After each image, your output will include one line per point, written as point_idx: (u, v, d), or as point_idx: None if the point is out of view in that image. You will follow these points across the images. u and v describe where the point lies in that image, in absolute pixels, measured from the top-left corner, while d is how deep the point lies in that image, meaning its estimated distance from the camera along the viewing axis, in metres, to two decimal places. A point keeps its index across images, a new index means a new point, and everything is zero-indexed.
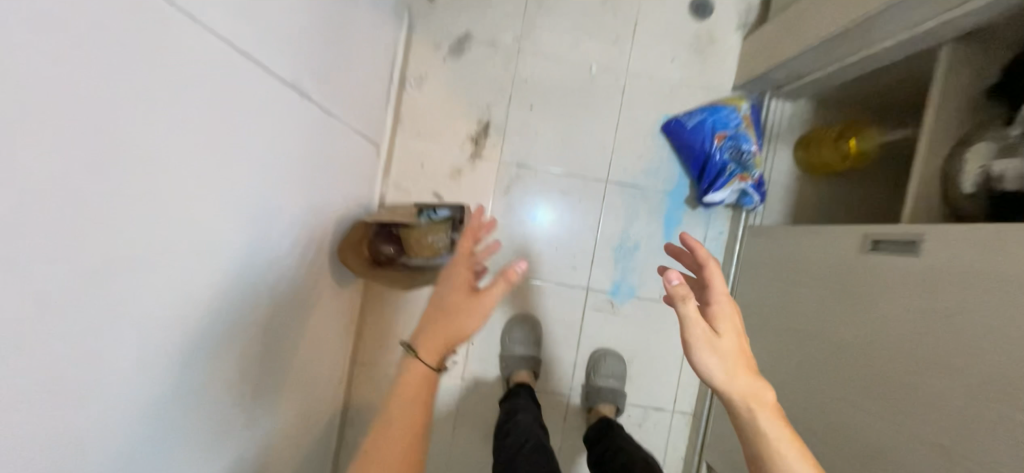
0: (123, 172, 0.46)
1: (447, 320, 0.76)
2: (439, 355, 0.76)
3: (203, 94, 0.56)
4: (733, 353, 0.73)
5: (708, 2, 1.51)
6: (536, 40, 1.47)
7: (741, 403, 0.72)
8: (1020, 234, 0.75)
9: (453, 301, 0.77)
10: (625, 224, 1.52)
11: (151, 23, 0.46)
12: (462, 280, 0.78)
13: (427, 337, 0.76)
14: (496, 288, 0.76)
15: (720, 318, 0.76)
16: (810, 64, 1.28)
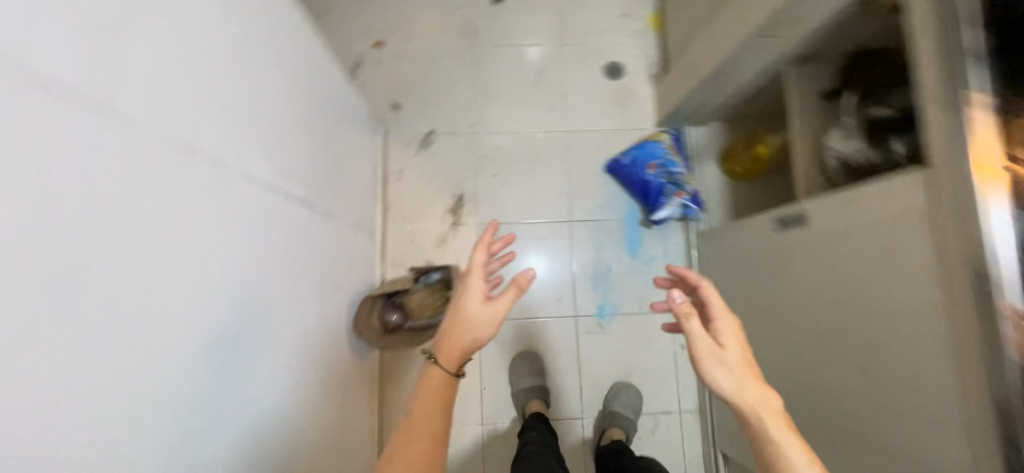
0: (210, 280, 0.71)
1: (462, 328, 0.89)
2: (457, 361, 0.88)
3: (249, 221, 0.82)
4: (740, 366, 0.78)
5: (618, 65, 1.87)
6: (487, 122, 1.80)
7: (752, 412, 0.74)
8: (860, 194, 0.99)
9: (468, 312, 0.89)
10: (595, 253, 1.76)
11: (220, 185, 0.73)
12: (476, 289, 0.90)
13: (446, 345, 0.88)
14: (508, 294, 0.90)
15: (725, 337, 0.82)
16: (704, 97, 1.59)
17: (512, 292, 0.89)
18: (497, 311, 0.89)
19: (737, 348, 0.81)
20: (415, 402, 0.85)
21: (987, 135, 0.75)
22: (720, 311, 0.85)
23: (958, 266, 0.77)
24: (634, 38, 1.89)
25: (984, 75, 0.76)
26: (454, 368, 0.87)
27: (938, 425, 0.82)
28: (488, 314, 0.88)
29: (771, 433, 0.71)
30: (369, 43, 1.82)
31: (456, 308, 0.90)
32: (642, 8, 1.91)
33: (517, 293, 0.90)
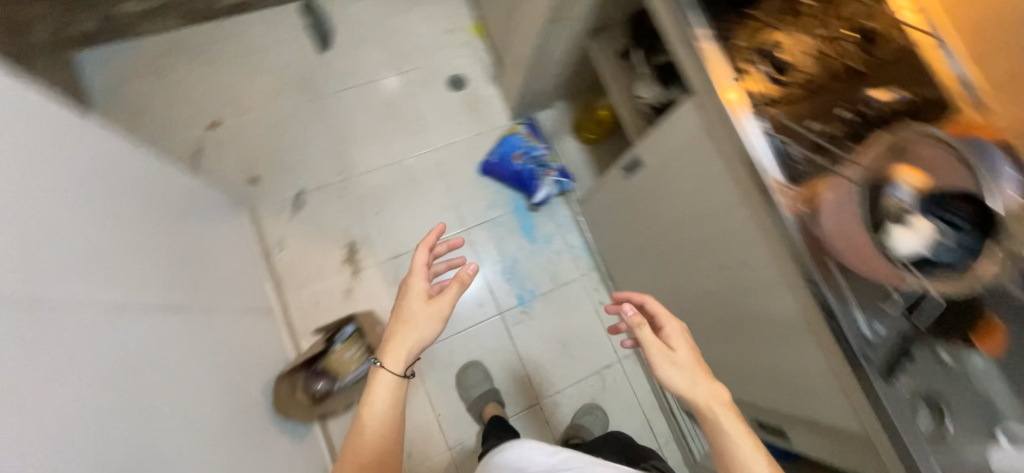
0: (49, 427, 0.65)
1: (408, 326, 1.02)
2: (403, 359, 0.99)
3: (86, 351, 0.76)
4: (690, 364, 0.90)
5: (458, 76, 1.98)
6: (353, 166, 1.81)
7: (704, 403, 0.86)
8: (663, 130, 1.16)
9: (414, 311, 1.03)
10: (498, 251, 1.85)
11: (27, 325, 0.67)
12: (419, 291, 1.04)
13: (395, 347, 0.99)
14: (451, 288, 1.06)
15: (675, 341, 0.94)
16: (538, 84, 1.74)
17: (453, 288, 1.05)
18: (439, 308, 1.03)
19: (685, 348, 0.93)
20: (367, 402, 0.95)
21: (717, 58, 0.95)
22: (668, 320, 0.97)
23: (737, 164, 0.95)
24: (465, 48, 2.01)
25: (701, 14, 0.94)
26: (402, 367, 0.97)
27: (771, 289, 1.00)
28: (431, 311, 1.02)
29: (720, 422, 0.83)
30: (202, 126, 1.73)
31: (405, 311, 1.02)
32: (463, 19, 2.04)
33: (457, 290, 1.06)
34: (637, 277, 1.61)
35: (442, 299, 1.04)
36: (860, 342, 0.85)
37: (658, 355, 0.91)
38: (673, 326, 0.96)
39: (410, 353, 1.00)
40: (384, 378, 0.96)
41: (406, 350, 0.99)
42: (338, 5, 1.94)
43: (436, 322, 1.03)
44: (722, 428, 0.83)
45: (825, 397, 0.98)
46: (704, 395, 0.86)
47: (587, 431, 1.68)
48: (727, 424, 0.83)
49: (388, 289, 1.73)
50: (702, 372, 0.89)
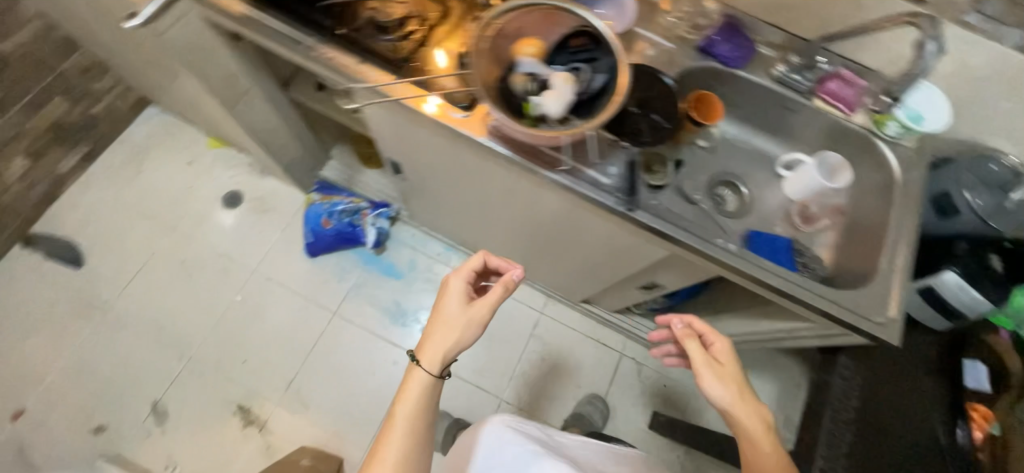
0: None
1: (445, 327, 1.05)
2: (437, 361, 1.02)
3: None
4: (735, 381, 0.91)
5: (229, 192, 1.87)
6: (189, 341, 1.68)
7: (753, 427, 0.88)
8: (374, 129, 1.16)
9: (453, 313, 1.06)
10: (378, 307, 1.81)
11: None
12: (458, 293, 1.07)
13: (433, 345, 1.02)
14: (492, 292, 1.07)
15: (722, 356, 0.95)
16: (294, 152, 1.68)
17: (494, 292, 1.07)
18: (479, 309, 1.05)
19: (731, 365, 0.93)
20: (400, 399, 1.00)
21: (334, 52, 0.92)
22: (719, 337, 0.96)
23: (422, 124, 0.97)
24: (216, 164, 1.90)
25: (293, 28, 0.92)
26: (439, 366, 1.02)
27: (536, 195, 1.05)
28: (470, 314, 1.05)
29: (762, 448, 0.86)
30: (8, 422, 1.54)
31: (446, 310, 1.06)
32: (195, 141, 1.92)
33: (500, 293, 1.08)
34: (491, 244, 1.63)
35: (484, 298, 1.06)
36: (601, 190, 0.89)
37: (704, 371, 0.92)
38: (721, 345, 0.95)
39: (451, 353, 1.03)
40: (419, 376, 1.01)
41: (447, 348, 1.03)
42: (63, 215, 1.76)
43: (476, 325, 1.06)
44: (762, 446, 0.87)
45: (635, 248, 1.03)
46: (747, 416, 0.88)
47: (582, 415, 1.72)
48: (764, 449, 0.87)
49: (303, 416, 1.66)
50: (751, 392, 0.91)
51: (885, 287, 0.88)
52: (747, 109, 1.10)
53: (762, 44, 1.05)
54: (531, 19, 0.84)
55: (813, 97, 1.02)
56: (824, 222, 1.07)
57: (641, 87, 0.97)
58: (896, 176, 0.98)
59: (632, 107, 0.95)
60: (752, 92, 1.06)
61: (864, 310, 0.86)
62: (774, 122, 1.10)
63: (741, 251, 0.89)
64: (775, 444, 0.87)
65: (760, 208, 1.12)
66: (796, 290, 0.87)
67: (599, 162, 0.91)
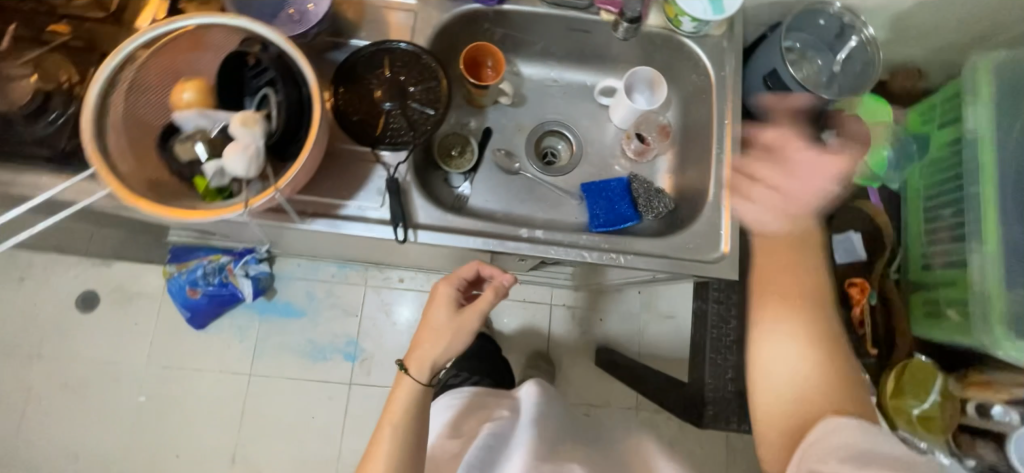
0: None
1: (431, 332, 0.77)
2: (426, 371, 0.76)
3: None
4: (794, 215, 0.68)
5: (81, 294, 1.67)
6: (110, 457, 1.59)
7: (797, 275, 0.64)
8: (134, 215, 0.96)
9: (440, 319, 0.78)
10: (290, 352, 1.71)
11: None
12: (446, 296, 0.79)
13: (420, 350, 0.76)
14: (487, 297, 0.77)
15: (802, 171, 0.70)
16: (117, 235, 1.46)
17: (486, 299, 0.77)
18: (468, 320, 0.77)
19: (773, 199, 0.71)
20: (388, 406, 0.76)
21: None
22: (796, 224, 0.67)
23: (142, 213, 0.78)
24: (52, 270, 1.67)
25: None
26: (427, 376, 0.76)
27: (331, 236, 0.89)
28: (462, 324, 0.77)
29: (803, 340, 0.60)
30: None
31: (432, 316, 0.78)
32: (14, 253, 1.66)
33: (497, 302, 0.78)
34: (369, 257, 1.49)
35: (477, 302, 0.77)
36: (368, 223, 0.74)
37: (766, 194, 0.72)
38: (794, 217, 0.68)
39: (439, 367, 0.76)
40: (405, 385, 0.77)
41: (435, 356, 0.76)
42: None
43: (464, 336, 0.77)
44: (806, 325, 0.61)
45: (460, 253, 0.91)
46: (795, 250, 0.66)
47: None
48: (798, 300, 0.62)
49: None
50: (801, 233, 0.67)
51: (716, 214, 0.79)
52: (540, 42, 0.92)
53: None
54: (181, 49, 0.63)
55: (598, 10, 0.84)
56: (660, 145, 0.94)
57: (389, 73, 0.79)
58: (712, 75, 0.85)
59: (383, 103, 0.78)
60: (534, 23, 0.88)
61: (692, 254, 0.78)
62: (576, 48, 0.93)
63: (551, 235, 0.78)
64: (819, 303, 0.62)
65: (593, 152, 0.97)
66: (621, 257, 0.76)
67: (357, 188, 0.75)
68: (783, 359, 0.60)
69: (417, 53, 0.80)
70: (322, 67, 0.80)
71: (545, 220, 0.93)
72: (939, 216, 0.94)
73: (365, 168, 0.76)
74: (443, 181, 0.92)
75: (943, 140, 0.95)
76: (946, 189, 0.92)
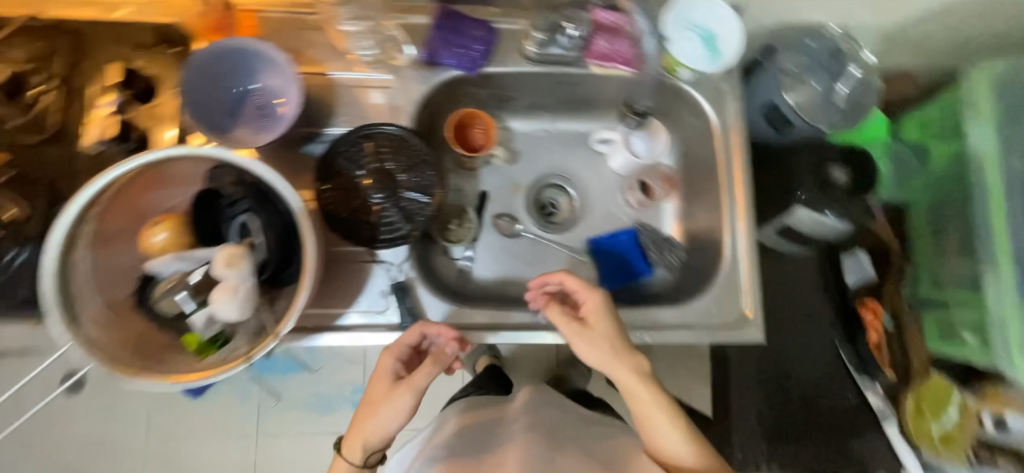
0: None
1: (362, 408, 0.65)
2: (357, 454, 0.64)
3: None
4: (623, 366, 0.64)
5: None
6: None
7: (668, 442, 0.63)
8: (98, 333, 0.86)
9: (373, 393, 0.65)
10: (276, 415, 1.20)
11: None
12: (383, 366, 0.66)
13: (354, 425, 0.65)
14: (421, 372, 0.63)
15: (595, 321, 0.66)
16: None
17: (419, 374, 0.63)
18: (404, 395, 0.63)
19: (615, 326, 0.66)
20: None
21: None
22: (592, 295, 0.67)
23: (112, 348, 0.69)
24: None
25: None
26: (360, 458, 0.65)
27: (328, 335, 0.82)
28: (395, 400, 0.63)
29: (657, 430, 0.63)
30: None
31: (373, 389, 0.65)
32: None
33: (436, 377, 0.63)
34: None
35: (416, 376, 0.63)
36: (376, 330, 0.70)
37: (605, 321, 0.66)
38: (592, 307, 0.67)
39: (374, 448, 0.64)
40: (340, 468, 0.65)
41: (365, 438, 0.63)
42: None
43: (401, 413, 0.63)
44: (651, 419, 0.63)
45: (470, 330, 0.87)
46: (649, 412, 0.63)
47: None
48: (687, 466, 0.62)
49: None
50: (649, 388, 0.63)
51: (734, 271, 0.78)
52: (527, 95, 0.86)
53: (499, 18, 0.78)
54: (144, 185, 0.56)
55: (588, 64, 0.79)
56: (667, 193, 0.90)
57: (375, 160, 0.73)
58: (716, 121, 0.81)
59: (372, 194, 0.72)
60: (521, 82, 0.82)
61: (715, 318, 0.76)
62: (567, 99, 0.87)
63: None
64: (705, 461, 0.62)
65: (596, 203, 0.93)
66: (643, 334, 0.75)
67: (358, 293, 0.70)
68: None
69: (404, 136, 0.73)
70: (298, 162, 0.73)
71: None
72: (947, 233, 0.93)
73: (361, 270, 0.71)
74: (443, 255, 0.86)
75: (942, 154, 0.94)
76: (951, 204, 0.92)
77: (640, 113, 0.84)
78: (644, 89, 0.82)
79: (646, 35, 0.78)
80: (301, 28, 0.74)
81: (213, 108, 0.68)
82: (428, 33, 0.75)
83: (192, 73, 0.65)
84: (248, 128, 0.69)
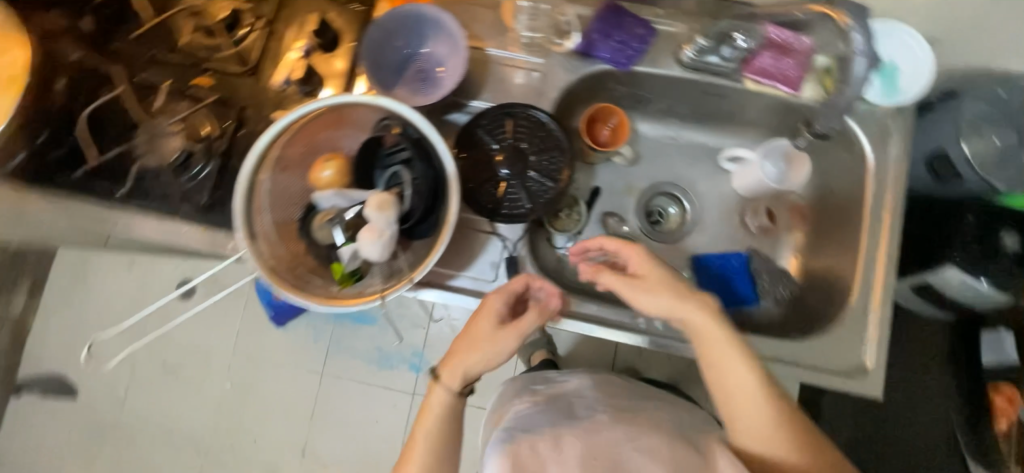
0: None
1: (463, 341, 0.65)
2: (458, 382, 0.64)
3: None
4: (692, 311, 0.60)
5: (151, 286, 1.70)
6: None
7: (738, 388, 0.59)
8: None
9: (476, 330, 0.65)
10: (345, 356, 1.28)
11: None
12: (489, 306, 0.66)
13: (453, 356, 0.64)
14: (528, 316, 0.65)
15: (648, 272, 0.64)
16: None
17: (529, 316, 0.65)
18: (510, 335, 0.64)
19: (669, 275, 0.63)
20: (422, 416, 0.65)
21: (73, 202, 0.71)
22: (633, 248, 0.65)
23: None
24: None
25: (59, 192, 0.71)
26: (460, 387, 0.64)
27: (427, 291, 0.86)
28: (501, 337, 0.64)
29: (738, 393, 0.59)
30: None
31: (473, 326, 0.65)
32: None
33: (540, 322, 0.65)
34: None
35: (521, 320, 0.65)
36: (481, 298, 0.73)
37: (657, 271, 0.63)
38: (641, 255, 0.65)
39: (470, 380, 0.64)
40: (436, 398, 0.64)
41: (468, 369, 0.64)
42: None
43: (506, 351, 0.64)
44: (733, 389, 0.59)
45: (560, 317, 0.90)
46: (724, 358, 0.59)
47: None
48: (759, 413, 0.58)
49: None
50: (723, 330, 0.60)
51: (864, 320, 0.72)
52: (666, 100, 0.85)
53: (661, 19, 0.77)
54: (325, 124, 0.63)
55: (743, 78, 0.76)
56: (792, 222, 0.86)
57: (511, 138, 0.76)
58: (872, 158, 0.75)
59: (501, 169, 0.75)
60: (666, 85, 0.81)
61: (832, 365, 0.71)
62: (705, 109, 0.85)
63: (664, 326, 0.74)
64: (774, 408, 0.58)
65: (709, 220, 0.89)
66: None
67: (471, 260, 0.74)
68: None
69: (542, 120, 0.75)
70: (440, 128, 0.78)
71: None
72: None
73: (477, 239, 0.74)
74: (547, 242, 0.88)
75: None
76: None
77: (823, 134, 0.77)
78: (836, 112, 0.72)
79: (862, 55, 0.62)
80: (470, 5, 0.79)
81: (382, 66, 0.74)
82: (589, 24, 0.76)
83: (374, 31, 0.71)
84: (407, 90, 0.74)
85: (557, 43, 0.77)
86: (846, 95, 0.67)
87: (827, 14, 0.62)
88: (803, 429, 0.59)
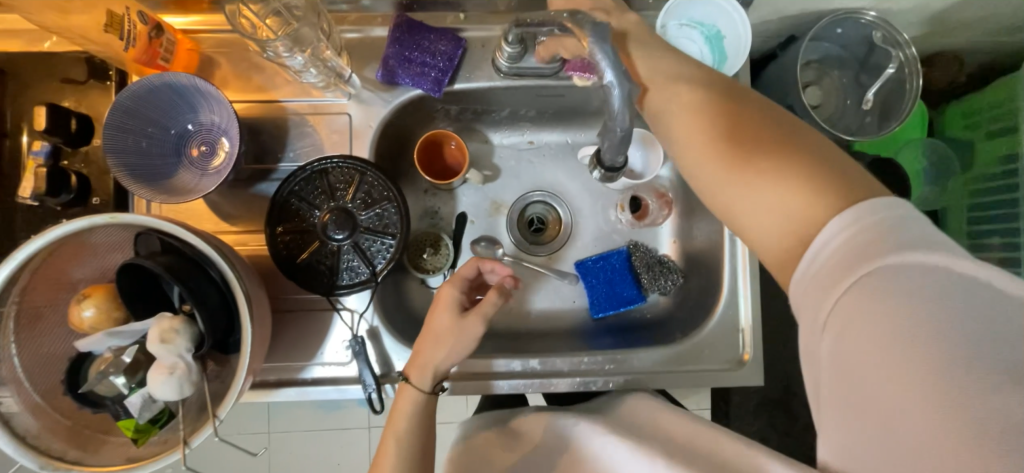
0: None
1: (428, 337, 0.59)
2: (428, 382, 0.58)
3: None
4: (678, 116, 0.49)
5: None
6: None
7: (748, 191, 0.44)
8: None
9: (439, 323, 0.59)
10: None
11: None
12: (448, 297, 0.60)
13: (421, 354, 0.58)
14: (493, 295, 0.59)
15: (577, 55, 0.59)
16: None
17: (492, 296, 0.59)
18: (475, 320, 0.58)
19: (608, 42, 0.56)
20: (386, 442, 0.56)
21: None
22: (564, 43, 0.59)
23: None
24: None
25: None
26: (431, 385, 0.59)
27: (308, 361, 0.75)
28: (466, 323, 0.58)
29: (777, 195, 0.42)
30: None
31: (434, 320, 0.59)
32: None
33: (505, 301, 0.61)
34: None
35: (485, 302, 0.59)
36: (339, 386, 0.65)
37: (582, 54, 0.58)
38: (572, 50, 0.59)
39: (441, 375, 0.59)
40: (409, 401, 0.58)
41: (437, 362, 0.58)
42: None
43: (473, 334, 0.58)
44: (763, 208, 0.43)
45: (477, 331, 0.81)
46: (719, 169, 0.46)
47: None
48: (794, 214, 0.41)
49: None
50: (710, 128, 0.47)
51: (733, 305, 0.71)
52: (507, 107, 0.77)
53: (469, 25, 0.68)
54: (68, 258, 0.51)
55: (568, 75, 0.69)
56: (661, 210, 0.82)
57: (333, 198, 0.66)
58: None
59: (331, 234, 0.65)
60: (495, 96, 0.72)
61: (710, 361, 0.70)
62: (550, 109, 0.78)
63: (546, 362, 0.70)
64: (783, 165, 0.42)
65: (586, 221, 0.84)
66: (627, 378, 0.69)
67: (317, 346, 0.66)
68: (759, 207, 0.43)
69: (362, 169, 0.65)
70: (252, 205, 0.68)
71: (540, 314, 0.82)
72: (986, 245, 0.82)
73: (321, 319, 0.66)
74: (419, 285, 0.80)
75: (988, 155, 0.82)
76: (999, 205, 0.80)
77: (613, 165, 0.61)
78: (614, 148, 0.56)
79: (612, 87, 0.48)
80: (249, 49, 0.66)
81: (149, 153, 0.60)
82: (385, 49, 0.66)
83: (115, 117, 0.57)
84: (193, 173, 0.62)
85: (344, 80, 0.65)
86: (619, 131, 0.52)
87: (575, 33, 0.49)
88: (745, 117, 0.45)
